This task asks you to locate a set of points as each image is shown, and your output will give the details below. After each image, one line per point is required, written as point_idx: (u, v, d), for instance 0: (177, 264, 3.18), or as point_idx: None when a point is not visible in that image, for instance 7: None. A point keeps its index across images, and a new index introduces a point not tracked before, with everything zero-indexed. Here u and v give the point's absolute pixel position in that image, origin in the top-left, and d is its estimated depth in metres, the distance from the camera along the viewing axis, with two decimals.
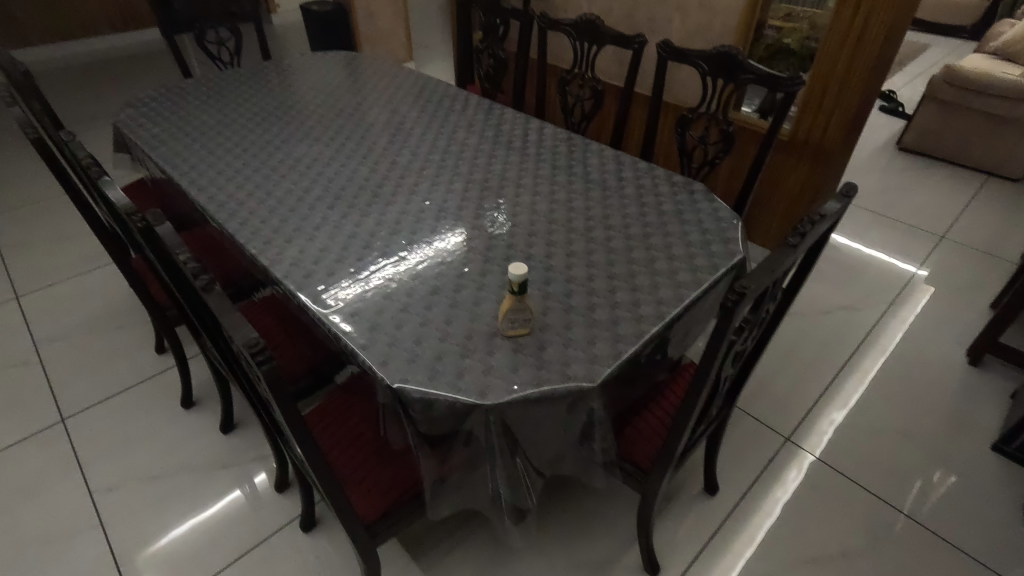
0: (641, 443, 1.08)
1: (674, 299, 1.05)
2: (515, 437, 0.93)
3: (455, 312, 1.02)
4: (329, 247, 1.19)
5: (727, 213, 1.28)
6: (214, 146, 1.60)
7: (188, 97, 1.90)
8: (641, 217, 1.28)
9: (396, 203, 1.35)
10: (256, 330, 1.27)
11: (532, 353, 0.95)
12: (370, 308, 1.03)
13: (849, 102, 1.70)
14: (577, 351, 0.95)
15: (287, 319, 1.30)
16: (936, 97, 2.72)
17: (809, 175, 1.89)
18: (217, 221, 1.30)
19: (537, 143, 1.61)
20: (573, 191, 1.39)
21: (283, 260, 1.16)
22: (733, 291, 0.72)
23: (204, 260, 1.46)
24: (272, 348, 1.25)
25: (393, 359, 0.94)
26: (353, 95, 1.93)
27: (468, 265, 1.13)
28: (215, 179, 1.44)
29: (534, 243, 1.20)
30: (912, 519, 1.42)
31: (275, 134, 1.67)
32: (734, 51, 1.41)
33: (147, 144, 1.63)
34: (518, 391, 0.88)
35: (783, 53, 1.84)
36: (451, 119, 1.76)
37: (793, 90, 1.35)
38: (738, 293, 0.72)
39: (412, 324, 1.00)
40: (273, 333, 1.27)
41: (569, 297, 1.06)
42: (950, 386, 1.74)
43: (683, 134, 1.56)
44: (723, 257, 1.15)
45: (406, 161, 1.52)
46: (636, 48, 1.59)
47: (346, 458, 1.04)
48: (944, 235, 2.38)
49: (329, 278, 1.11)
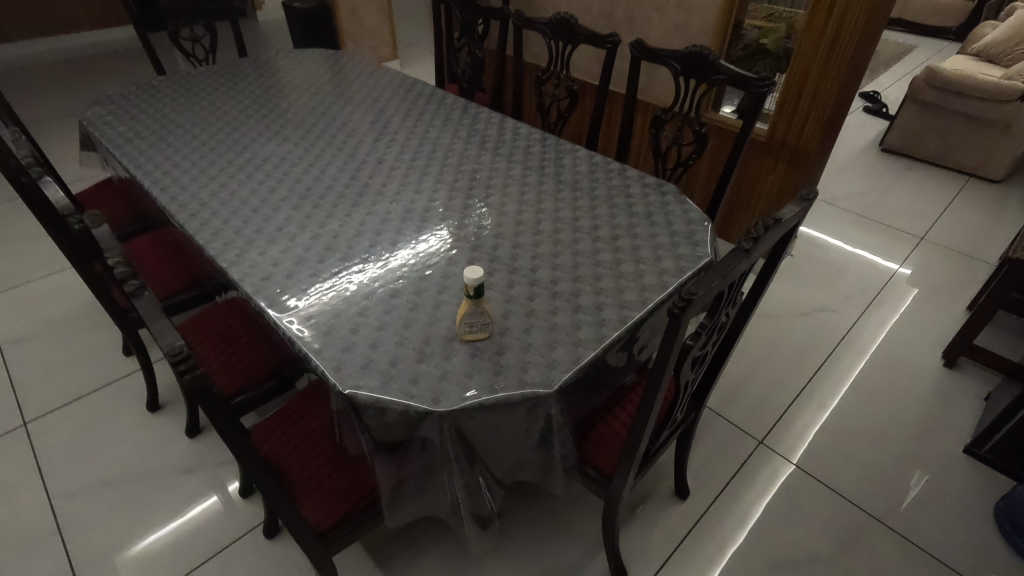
0: (602, 448, 1.06)
1: (639, 303, 1.04)
2: (471, 443, 0.91)
3: (414, 316, 1.01)
4: (290, 249, 1.17)
5: (696, 215, 1.27)
6: (183, 144, 1.57)
7: (159, 94, 1.87)
8: (610, 218, 1.27)
9: (363, 204, 1.32)
10: (217, 335, 1.25)
11: (490, 359, 0.93)
12: (327, 312, 1.01)
13: (824, 105, 1.69)
14: (536, 355, 0.94)
15: (245, 323, 1.27)
16: (917, 98, 2.72)
17: (785, 176, 1.88)
18: (178, 221, 1.27)
19: (511, 142, 1.60)
20: (543, 192, 1.37)
21: (243, 261, 1.14)
22: (679, 299, 0.70)
23: (149, 267, 1.43)
24: (232, 352, 1.22)
25: (347, 364, 0.92)
26: (327, 93, 1.91)
27: (431, 268, 1.12)
28: (178, 178, 1.41)
29: (500, 244, 1.19)
30: (882, 523, 1.41)
31: (244, 133, 1.64)
32: (706, 50, 1.38)
33: (112, 142, 1.60)
34: (473, 397, 0.86)
35: (760, 54, 1.81)
36: (426, 117, 1.74)
37: (764, 91, 1.32)
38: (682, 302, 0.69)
39: (369, 328, 0.98)
40: (233, 336, 1.25)
41: (531, 300, 1.04)
42: (925, 387, 1.74)
43: (656, 134, 1.53)
44: (690, 260, 1.14)
45: (377, 161, 1.50)
46: (609, 47, 1.56)
47: (303, 465, 1.02)
48: (924, 236, 2.38)
49: (287, 281, 1.09)
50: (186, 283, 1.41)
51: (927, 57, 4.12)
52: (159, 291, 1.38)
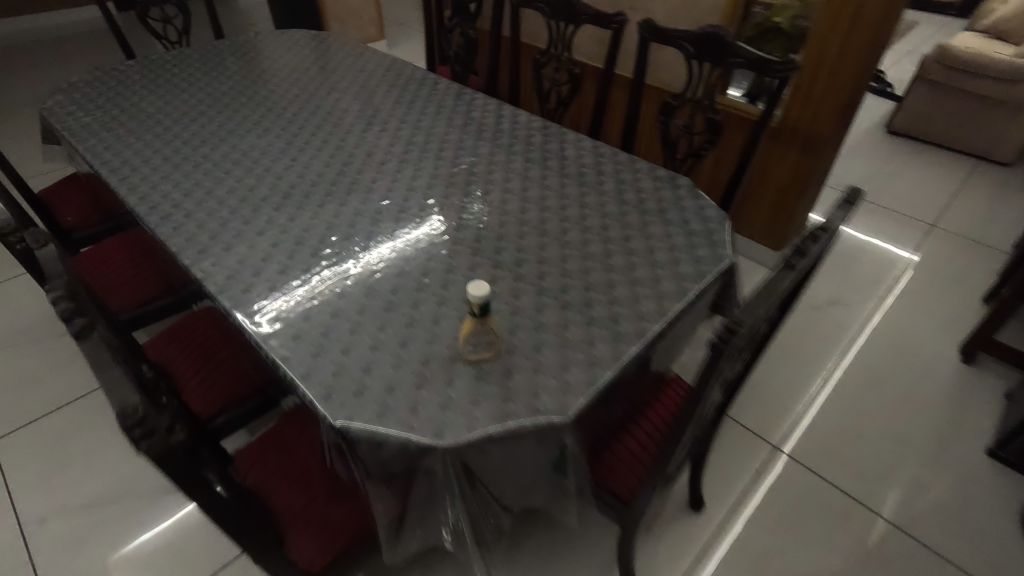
0: (619, 472, 0.97)
1: (657, 313, 0.95)
2: (478, 476, 0.83)
3: (412, 332, 0.91)
4: (273, 256, 1.06)
5: (713, 212, 1.17)
6: (153, 137, 1.45)
7: (127, 81, 1.73)
8: (621, 217, 1.17)
9: (352, 202, 1.21)
10: (195, 349, 1.15)
11: (497, 382, 0.84)
12: (315, 330, 0.91)
13: (842, 89, 1.59)
14: (548, 377, 0.85)
15: (227, 337, 1.17)
16: (926, 78, 2.63)
17: (797, 163, 1.78)
18: (148, 225, 1.15)
19: (510, 131, 1.48)
20: (547, 188, 1.27)
21: (220, 270, 1.03)
22: (725, 326, 0.63)
23: (117, 275, 1.31)
24: (212, 368, 1.12)
25: (338, 391, 0.83)
26: (310, 78, 1.77)
27: (429, 276, 1.02)
28: (148, 176, 1.29)
29: (503, 247, 1.09)
30: (904, 532, 1.36)
31: (220, 123, 1.51)
32: (723, 31, 1.27)
33: (77, 135, 1.47)
34: (480, 428, 0.78)
35: (771, 34, 1.70)
36: (418, 104, 1.62)
37: (785, 76, 1.20)
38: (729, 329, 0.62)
39: (362, 348, 0.88)
40: (212, 350, 1.15)
41: (540, 312, 0.95)
42: (944, 386, 1.68)
43: (665, 122, 1.43)
44: (710, 263, 1.05)
45: (366, 154, 1.39)
46: (615, 27, 1.44)
47: (292, 497, 0.93)
48: (935, 222, 2.30)
49: (270, 294, 0.98)
50: (162, 290, 1.30)
51: (930, 34, 4.00)
52: (133, 299, 1.27)
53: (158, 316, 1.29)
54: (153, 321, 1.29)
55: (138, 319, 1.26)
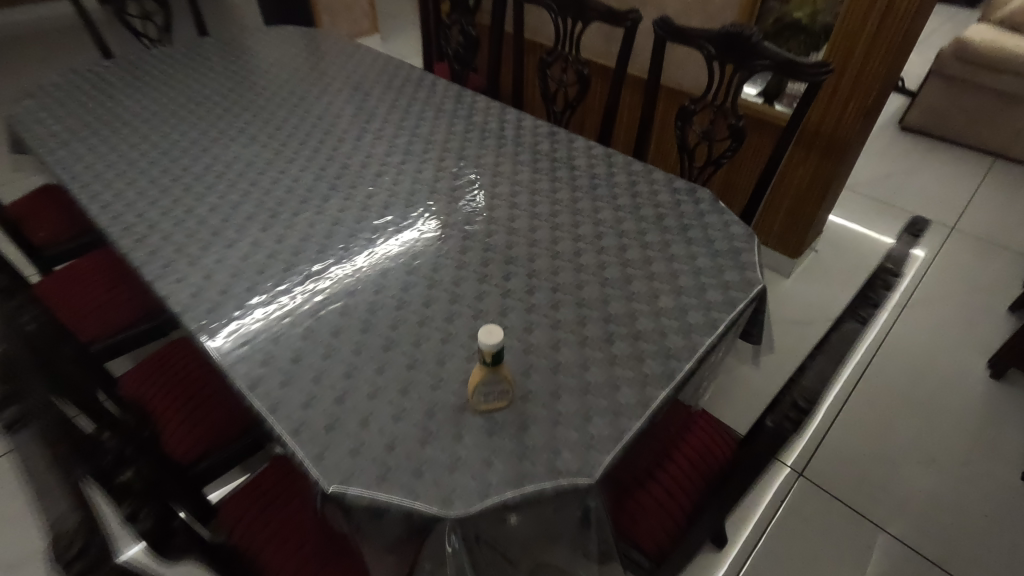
0: (644, 523, 0.89)
1: (686, 350, 0.86)
2: (491, 543, 0.74)
3: (415, 376, 0.82)
4: (258, 284, 0.96)
5: (740, 230, 1.08)
6: (129, 147, 1.33)
7: (103, 84, 1.61)
8: (641, 236, 1.07)
9: (346, 219, 1.11)
10: (168, 389, 1.04)
11: (512, 436, 0.75)
12: (306, 374, 0.82)
13: (867, 90, 1.49)
14: (569, 430, 0.75)
15: (202, 372, 1.07)
16: (942, 72, 2.54)
17: (817, 168, 1.69)
18: (121, 249, 1.04)
19: (515, 137, 1.38)
20: (558, 202, 1.17)
21: (200, 302, 0.93)
22: (794, 403, 0.50)
23: (89, 302, 1.20)
24: (188, 409, 1.02)
25: (333, 449, 0.73)
26: (299, 79, 1.65)
27: (432, 308, 0.92)
28: (122, 192, 1.18)
29: (512, 272, 0.99)
30: (937, 566, 1.28)
31: (203, 130, 1.40)
32: (749, 30, 1.16)
33: (46, 145, 1.35)
34: (493, 495, 0.69)
35: (791, 29, 1.60)
36: (415, 107, 1.51)
37: (818, 80, 1.10)
38: (801, 407, 0.49)
39: (359, 396, 0.79)
40: (186, 389, 1.04)
41: (557, 350, 0.85)
42: (973, 404, 1.60)
43: (683, 128, 1.33)
44: (740, 289, 0.96)
45: (360, 164, 1.28)
46: (629, 25, 1.34)
47: (281, 560, 0.84)
48: (954, 225, 2.21)
49: (254, 329, 0.88)
50: (140, 315, 1.19)
51: (939, 24, 3.89)
52: (107, 327, 1.16)
53: (134, 343, 1.17)
54: (128, 349, 1.17)
55: (111, 347, 1.14)
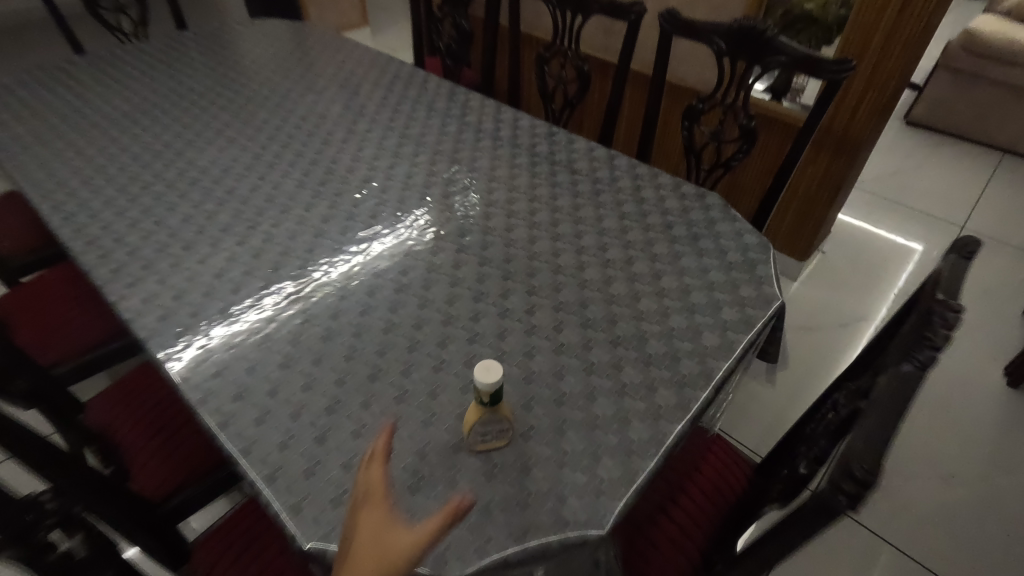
0: (656, 563, 0.81)
1: (702, 377, 0.79)
2: None
3: (404, 411, 0.74)
4: (233, 305, 0.88)
5: (755, 239, 1.00)
6: (96, 151, 1.23)
7: (71, 82, 1.51)
8: (649, 247, 0.99)
9: (329, 230, 1.02)
10: (129, 425, 0.96)
11: (513, 480, 0.67)
12: (285, 409, 0.74)
13: (883, 87, 1.41)
14: (577, 473, 0.68)
15: (165, 404, 0.98)
16: (950, 66, 2.47)
17: (827, 168, 1.61)
18: (82, 265, 0.95)
19: (512, 138, 1.29)
20: (558, 210, 1.09)
21: (168, 326, 0.85)
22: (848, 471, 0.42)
23: (52, 323, 1.11)
24: (151, 448, 0.93)
25: (312, 499, 0.66)
26: (282, 77, 1.56)
27: (424, 331, 0.84)
28: (87, 200, 1.09)
29: (511, 289, 0.91)
30: None
31: (177, 133, 1.30)
32: (763, 24, 1.08)
33: (6, 149, 1.25)
34: (493, 551, 0.61)
35: (801, 22, 1.52)
36: (405, 106, 1.42)
37: (839, 78, 1.02)
38: (861, 480, 0.41)
39: (343, 435, 0.71)
40: (149, 424, 0.96)
41: (561, 379, 0.78)
42: (989, 414, 1.54)
43: (689, 128, 1.25)
44: (757, 306, 0.89)
45: (346, 169, 1.19)
46: (632, 18, 1.25)
47: None
48: (965, 224, 2.15)
49: (227, 357, 0.80)
50: (109, 334, 1.11)
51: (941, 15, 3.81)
52: (74, 346, 1.08)
53: (102, 364, 1.10)
54: (95, 370, 1.09)
55: (79, 369, 1.07)
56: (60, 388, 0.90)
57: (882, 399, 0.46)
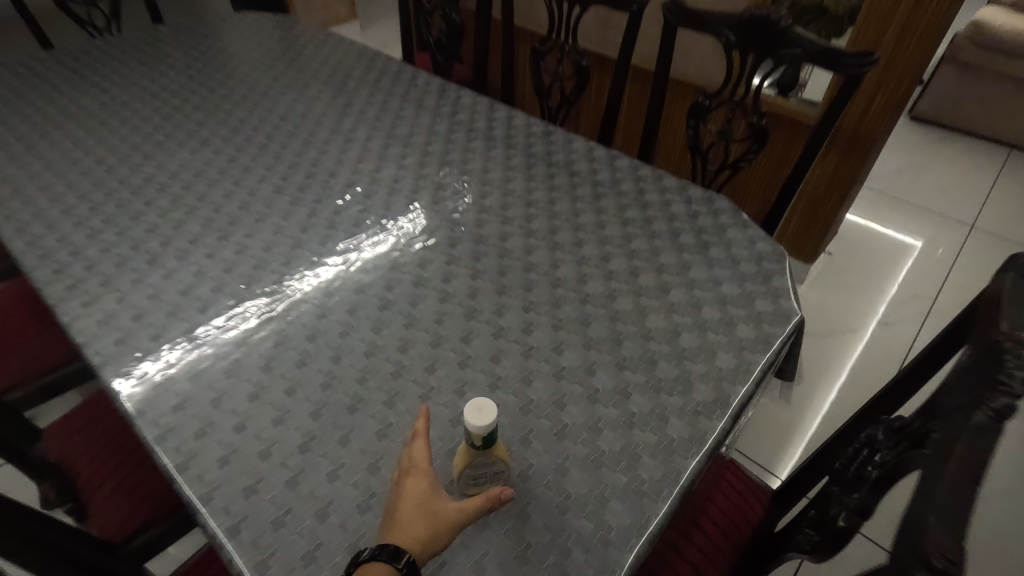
0: None
1: (718, 404, 0.71)
2: None
3: (387, 448, 0.66)
4: (198, 326, 0.79)
5: (769, 248, 0.93)
6: (58, 154, 1.14)
7: (35, 80, 1.41)
8: (655, 257, 0.92)
9: (307, 240, 0.94)
10: (80, 464, 0.87)
11: (508, 529, 0.60)
12: (253, 447, 0.66)
13: (898, 82, 1.34)
14: (581, 519, 0.60)
15: (119, 439, 0.89)
16: (956, 59, 2.40)
17: (837, 167, 1.54)
18: (35, 282, 0.87)
19: (506, 138, 1.21)
20: (556, 216, 1.01)
21: (126, 351, 0.76)
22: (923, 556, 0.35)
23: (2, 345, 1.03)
24: (102, 488, 0.85)
25: (282, 555, 0.58)
26: (261, 73, 1.47)
27: (409, 354, 0.76)
28: (44, 209, 1.00)
29: (506, 306, 0.83)
30: None
31: (146, 134, 1.21)
32: (777, 15, 1.00)
33: None
34: None
35: (810, 13, 1.44)
36: (392, 103, 1.34)
37: (861, 73, 0.94)
38: (940, 570, 0.33)
39: (317, 477, 0.64)
40: (101, 462, 0.87)
41: (562, 409, 0.70)
42: None
43: (695, 126, 1.17)
44: (775, 323, 0.81)
45: (328, 172, 1.10)
46: (635, 8, 1.17)
47: None
48: (974, 223, 2.08)
49: (190, 387, 0.72)
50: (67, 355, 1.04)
51: None
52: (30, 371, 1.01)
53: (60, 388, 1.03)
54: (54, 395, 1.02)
55: (38, 392, 1.00)
56: (12, 413, 0.84)
57: (952, 460, 0.39)
